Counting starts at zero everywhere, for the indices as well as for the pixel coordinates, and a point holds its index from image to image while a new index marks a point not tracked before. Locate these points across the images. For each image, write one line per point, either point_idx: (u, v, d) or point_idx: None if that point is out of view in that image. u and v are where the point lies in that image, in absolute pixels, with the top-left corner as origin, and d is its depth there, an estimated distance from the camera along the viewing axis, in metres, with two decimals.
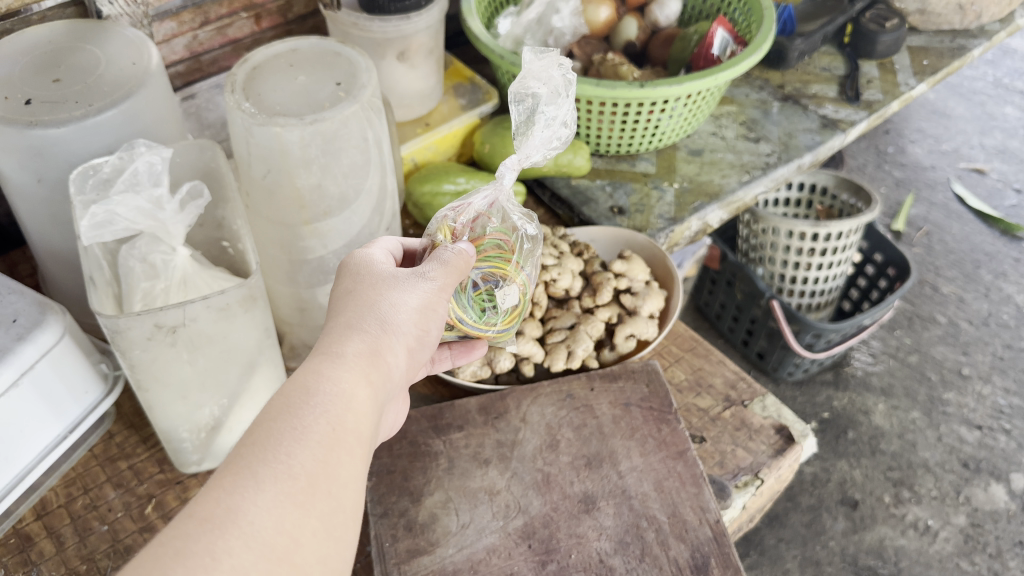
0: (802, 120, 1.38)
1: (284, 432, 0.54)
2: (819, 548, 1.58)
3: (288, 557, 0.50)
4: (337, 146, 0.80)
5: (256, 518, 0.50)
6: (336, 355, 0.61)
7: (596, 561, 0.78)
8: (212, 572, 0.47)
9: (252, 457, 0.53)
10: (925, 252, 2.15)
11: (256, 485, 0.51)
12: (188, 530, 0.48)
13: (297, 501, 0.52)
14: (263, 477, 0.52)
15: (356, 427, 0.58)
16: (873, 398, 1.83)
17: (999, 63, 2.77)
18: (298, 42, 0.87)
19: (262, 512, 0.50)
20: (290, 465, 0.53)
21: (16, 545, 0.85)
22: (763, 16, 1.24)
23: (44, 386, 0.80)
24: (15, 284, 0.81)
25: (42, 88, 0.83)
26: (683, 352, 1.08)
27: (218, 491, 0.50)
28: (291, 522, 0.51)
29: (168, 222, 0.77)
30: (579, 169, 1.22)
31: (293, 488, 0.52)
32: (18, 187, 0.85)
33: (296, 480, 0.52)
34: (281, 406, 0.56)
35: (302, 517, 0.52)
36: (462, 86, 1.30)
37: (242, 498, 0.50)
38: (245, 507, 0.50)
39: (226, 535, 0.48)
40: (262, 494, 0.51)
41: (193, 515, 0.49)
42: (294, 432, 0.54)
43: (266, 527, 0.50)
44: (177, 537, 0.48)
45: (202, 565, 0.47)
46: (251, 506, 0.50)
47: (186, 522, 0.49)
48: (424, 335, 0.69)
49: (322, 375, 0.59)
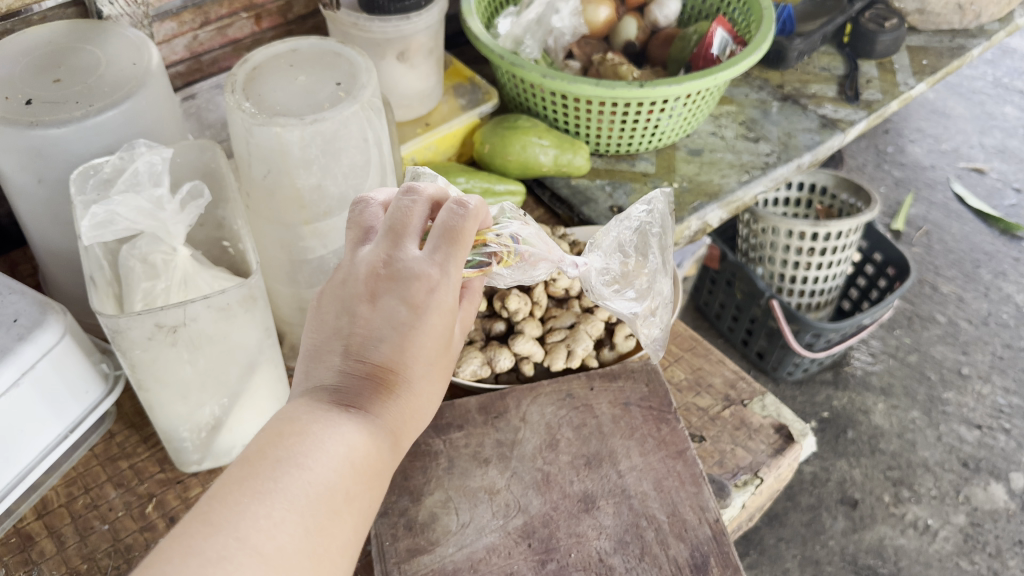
0: (801, 119, 1.38)
1: (310, 448, 0.56)
2: (819, 548, 1.58)
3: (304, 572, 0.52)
4: (337, 146, 0.80)
5: (279, 536, 0.52)
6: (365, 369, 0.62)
7: (596, 560, 0.79)
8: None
9: (278, 469, 0.54)
10: (924, 251, 2.15)
11: (283, 505, 0.53)
12: (216, 543, 0.49)
13: (316, 520, 0.54)
14: (290, 498, 0.53)
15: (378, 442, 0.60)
16: (873, 397, 1.83)
17: (999, 63, 2.77)
18: (298, 42, 0.88)
19: (286, 529, 0.52)
20: (311, 480, 0.55)
21: (16, 545, 0.86)
22: (762, 16, 1.24)
23: (45, 386, 0.80)
24: (15, 284, 0.81)
25: (42, 88, 0.83)
26: (682, 351, 1.08)
27: (247, 505, 0.52)
28: (310, 545, 0.53)
29: (169, 222, 0.77)
30: (579, 168, 1.23)
31: (315, 504, 0.54)
32: (19, 188, 0.85)
33: (318, 498, 0.54)
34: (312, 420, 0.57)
35: (320, 534, 0.54)
36: (462, 86, 1.30)
37: (269, 517, 0.52)
38: (272, 527, 0.52)
39: (252, 552, 0.50)
40: (288, 515, 0.53)
41: (221, 527, 0.50)
42: (322, 453, 0.56)
43: (289, 548, 0.52)
44: (204, 548, 0.49)
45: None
46: (277, 527, 0.52)
47: (214, 534, 0.50)
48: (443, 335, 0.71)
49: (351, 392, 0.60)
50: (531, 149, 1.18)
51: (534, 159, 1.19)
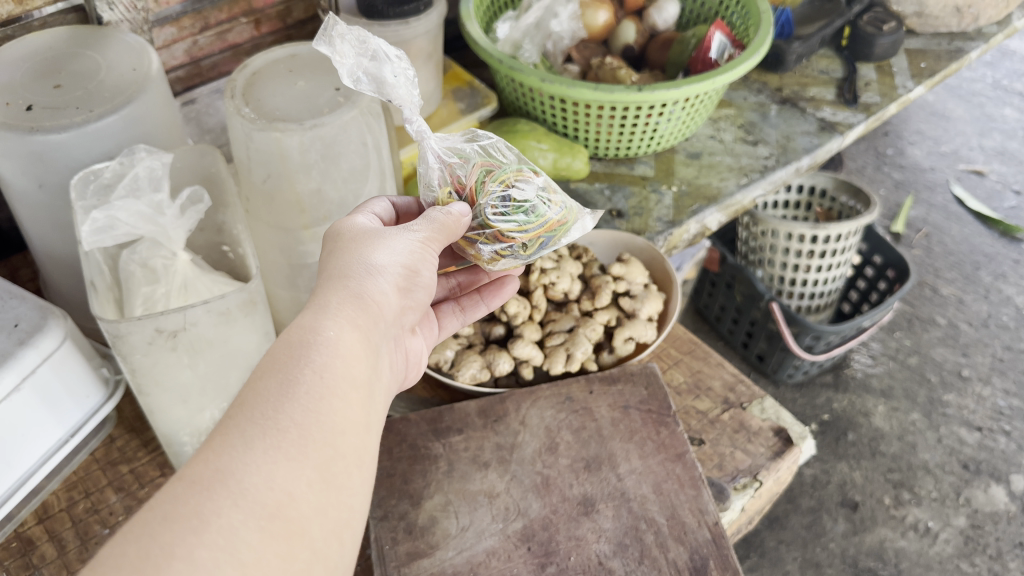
0: (800, 123, 1.39)
1: (271, 388, 0.53)
2: (819, 551, 1.58)
3: (283, 511, 0.49)
4: (336, 151, 0.81)
5: (246, 476, 0.48)
6: (320, 307, 0.60)
7: (595, 563, 0.79)
8: (204, 532, 0.45)
9: (237, 415, 0.52)
10: (924, 254, 2.16)
11: (245, 443, 0.50)
12: (178, 493, 0.47)
13: (285, 448, 0.50)
14: (251, 436, 0.50)
15: (347, 372, 0.56)
16: (873, 399, 1.83)
17: (998, 65, 2.78)
18: (298, 47, 0.87)
19: (252, 468, 0.49)
20: (275, 414, 0.52)
21: (17, 549, 0.86)
22: (760, 19, 1.24)
23: (45, 391, 0.81)
24: (16, 289, 0.81)
25: (42, 94, 0.83)
26: (681, 354, 1.08)
27: (208, 454, 0.49)
28: (283, 476, 0.50)
29: (169, 227, 0.78)
30: (579, 172, 1.23)
31: (284, 441, 0.51)
32: (20, 193, 0.86)
33: (285, 432, 0.51)
34: (270, 364, 0.55)
35: (296, 470, 0.50)
36: (461, 90, 1.30)
37: (231, 459, 0.49)
38: (235, 466, 0.49)
39: (216, 495, 0.47)
40: (252, 451, 0.49)
41: (184, 478, 0.48)
42: (281, 387, 0.53)
43: (258, 484, 0.48)
44: (167, 501, 0.46)
45: (192, 526, 0.45)
46: (242, 464, 0.49)
47: (177, 485, 0.47)
48: (414, 278, 0.68)
49: (307, 327, 0.57)
50: (530, 153, 1.18)
51: (533, 163, 1.18)
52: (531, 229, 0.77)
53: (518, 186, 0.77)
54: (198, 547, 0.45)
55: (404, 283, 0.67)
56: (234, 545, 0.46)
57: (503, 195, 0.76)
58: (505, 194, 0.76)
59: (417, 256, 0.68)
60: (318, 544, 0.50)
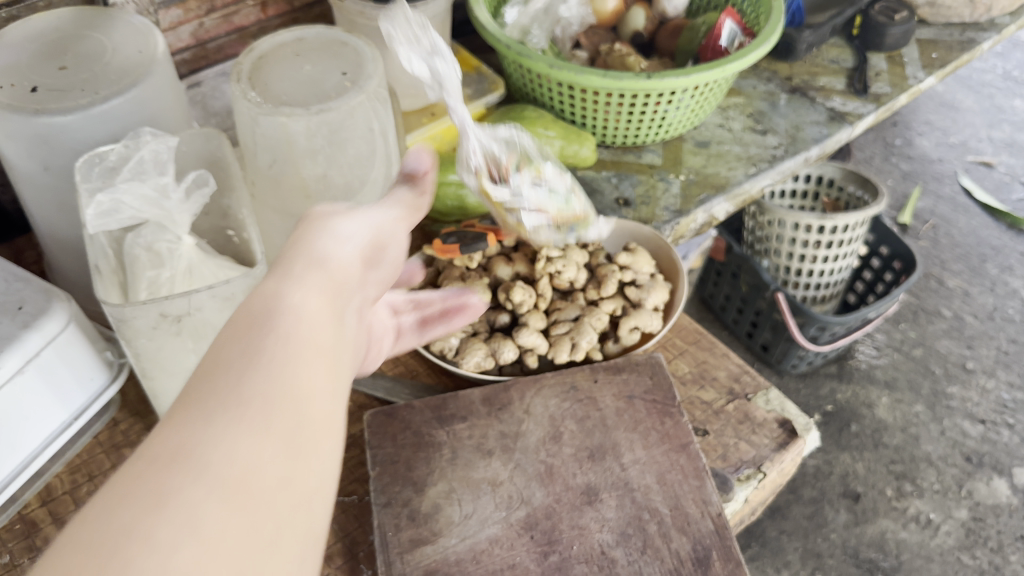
0: (809, 112, 1.38)
1: (235, 356, 0.43)
2: (820, 541, 1.59)
3: (253, 489, 0.38)
4: (342, 136, 0.80)
5: (213, 449, 0.38)
6: (289, 271, 0.51)
7: (598, 552, 0.79)
8: (162, 515, 0.35)
9: (191, 391, 0.41)
10: (930, 245, 2.15)
11: (207, 414, 0.39)
12: (127, 476, 0.36)
13: (261, 417, 0.41)
14: (215, 407, 0.40)
15: (321, 338, 0.47)
16: (876, 391, 1.83)
17: (1008, 56, 2.75)
18: (304, 31, 0.86)
19: (219, 441, 0.39)
20: (243, 380, 0.42)
21: (21, 531, 0.86)
22: (772, 7, 1.23)
23: (49, 373, 0.80)
24: (22, 271, 0.81)
25: (47, 75, 0.83)
26: (686, 345, 1.08)
27: (161, 430, 0.39)
28: (259, 448, 0.40)
29: (174, 211, 0.77)
30: (586, 160, 1.22)
31: (251, 409, 0.41)
32: (25, 175, 0.85)
33: (254, 399, 0.41)
34: (232, 332, 0.45)
35: (267, 442, 0.40)
36: (469, 76, 1.29)
37: (190, 431, 0.39)
38: (195, 439, 0.38)
39: (177, 473, 0.37)
40: (217, 421, 0.39)
41: (133, 460, 0.37)
42: (247, 353, 0.43)
43: (227, 457, 0.38)
44: (111, 488, 0.36)
45: (153, 506, 0.35)
46: (206, 436, 0.39)
47: (128, 467, 0.37)
48: (380, 253, 0.60)
49: (273, 293, 0.48)
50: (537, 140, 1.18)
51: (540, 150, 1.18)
52: (567, 214, 0.93)
53: (553, 175, 0.91)
54: (158, 527, 0.34)
55: (371, 258, 0.58)
56: (200, 528, 0.35)
57: (535, 181, 0.88)
58: (538, 181, 0.89)
59: (384, 229, 0.60)
60: (293, 540, 0.39)
